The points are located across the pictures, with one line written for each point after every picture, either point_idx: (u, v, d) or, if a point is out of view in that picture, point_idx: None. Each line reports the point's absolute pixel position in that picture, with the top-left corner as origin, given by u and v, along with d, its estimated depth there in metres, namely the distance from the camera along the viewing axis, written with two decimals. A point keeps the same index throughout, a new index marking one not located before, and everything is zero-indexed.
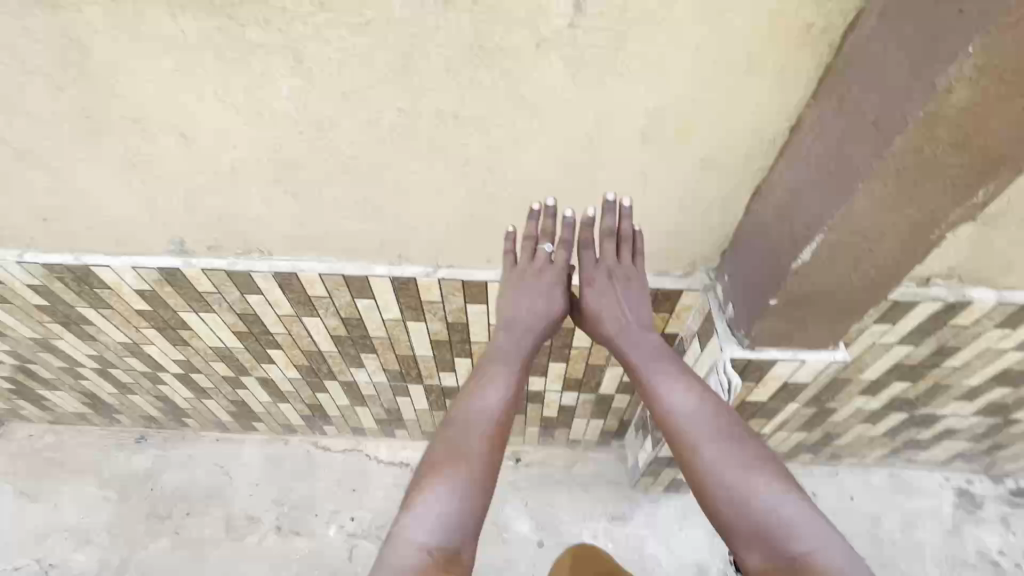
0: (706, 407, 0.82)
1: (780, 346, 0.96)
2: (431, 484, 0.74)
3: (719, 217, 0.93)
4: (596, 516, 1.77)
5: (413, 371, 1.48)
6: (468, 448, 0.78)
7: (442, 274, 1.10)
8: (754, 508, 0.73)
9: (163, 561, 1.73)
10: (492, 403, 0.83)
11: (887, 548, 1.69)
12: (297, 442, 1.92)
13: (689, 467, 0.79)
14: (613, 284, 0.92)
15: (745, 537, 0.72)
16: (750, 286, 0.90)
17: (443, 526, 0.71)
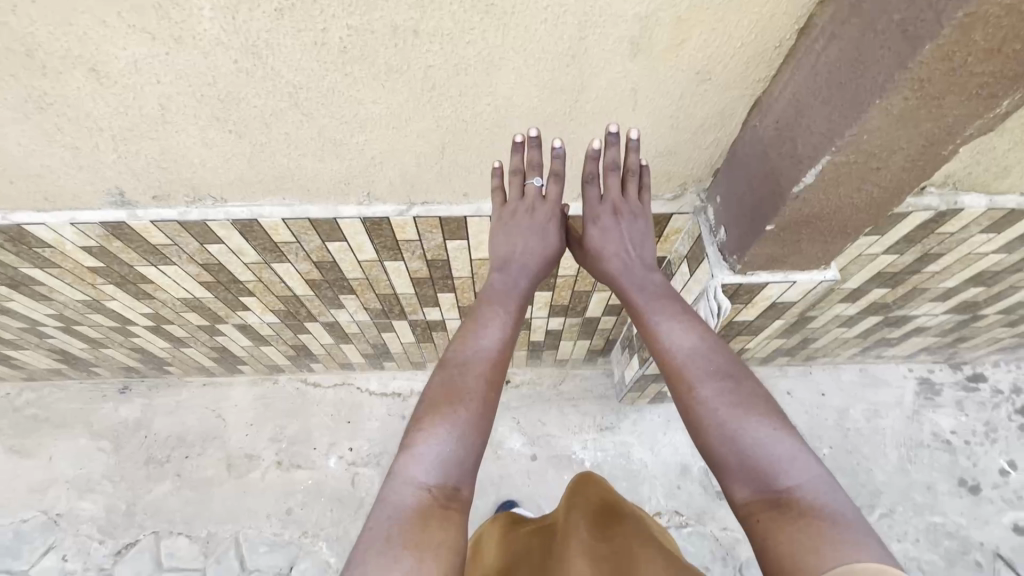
0: (702, 332, 0.72)
1: (772, 270, 0.94)
2: (429, 424, 0.69)
3: (714, 135, 0.85)
4: (585, 428, 1.85)
5: (396, 308, 1.44)
6: (464, 385, 0.72)
7: (417, 213, 1.02)
8: (748, 447, 0.62)
9: (168, 502, 1.74)
10: (491, 339, 0.76)
11: (853, 435, 1.82)
12: (286, 380, 1.93)
13: (676, 395, 0.70)
14: (616, 218, 0.83)
15: (732, 470, 0.63)
16: (747, 211, 0.85)
17: (444, 466, 0.67)
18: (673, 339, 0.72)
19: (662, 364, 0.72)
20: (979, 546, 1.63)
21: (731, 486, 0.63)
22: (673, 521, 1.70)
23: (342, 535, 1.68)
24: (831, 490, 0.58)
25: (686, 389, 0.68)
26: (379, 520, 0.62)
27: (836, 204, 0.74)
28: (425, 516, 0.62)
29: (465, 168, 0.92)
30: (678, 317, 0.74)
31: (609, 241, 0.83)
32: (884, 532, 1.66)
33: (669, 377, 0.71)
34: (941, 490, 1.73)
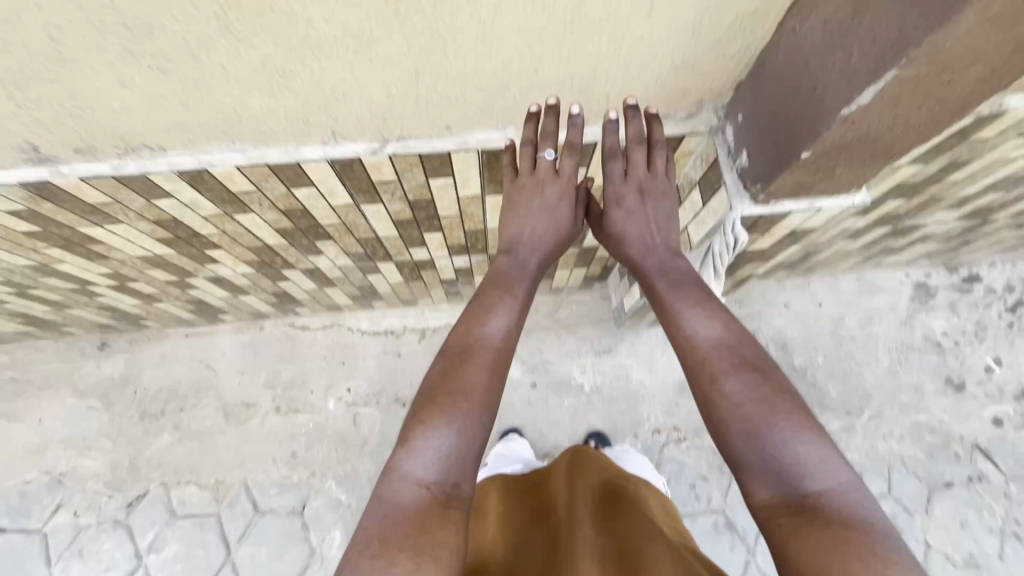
0: (725, 325, 0.72)
1: (797, 199, 0.84)
2: (430, 418, 0.66)
3: (742, 41, 0.71)
4: (583, 353, 1.83)
5: (380, 251, 1.33)
6: (469, 372, 0.69)
7: (392, 150, 0.88)
8: (775, 448, 0.63)
9: (171, 453, 1.73)
10: (501, 324, 0.75)
11: (847, 343, 1.83)
12: (273, 326, 1.85)
13: (697, 391, 0.71)
14: (637, 196, 0.82)
15: (755, 469, 0.64)
16: (778, 135, 0.73)
17: (443, 463, 0.64)
18: (695, 332, 0.72)
19: (683, 359, 0.73)
20: (959, 439, 1.72)
21: (751, 485, 0.65)
22: (672, 437, 1.74)
23: (350, 472, 1.71)
24: (851, 494, 0.59)
25: (708, 385, 0.69)
26: (374, 517, 0.61)
27: (888, 124, 0.63)
28: (423, 517, 0.61)
29: (445, 96, 0.77)
30: (700, 309, 0.74)
31: (628, 222, 0.82)
32: (871, 432, 1.73)
33: (690, 372, 0.72)
34: (927, 391, 1.77)
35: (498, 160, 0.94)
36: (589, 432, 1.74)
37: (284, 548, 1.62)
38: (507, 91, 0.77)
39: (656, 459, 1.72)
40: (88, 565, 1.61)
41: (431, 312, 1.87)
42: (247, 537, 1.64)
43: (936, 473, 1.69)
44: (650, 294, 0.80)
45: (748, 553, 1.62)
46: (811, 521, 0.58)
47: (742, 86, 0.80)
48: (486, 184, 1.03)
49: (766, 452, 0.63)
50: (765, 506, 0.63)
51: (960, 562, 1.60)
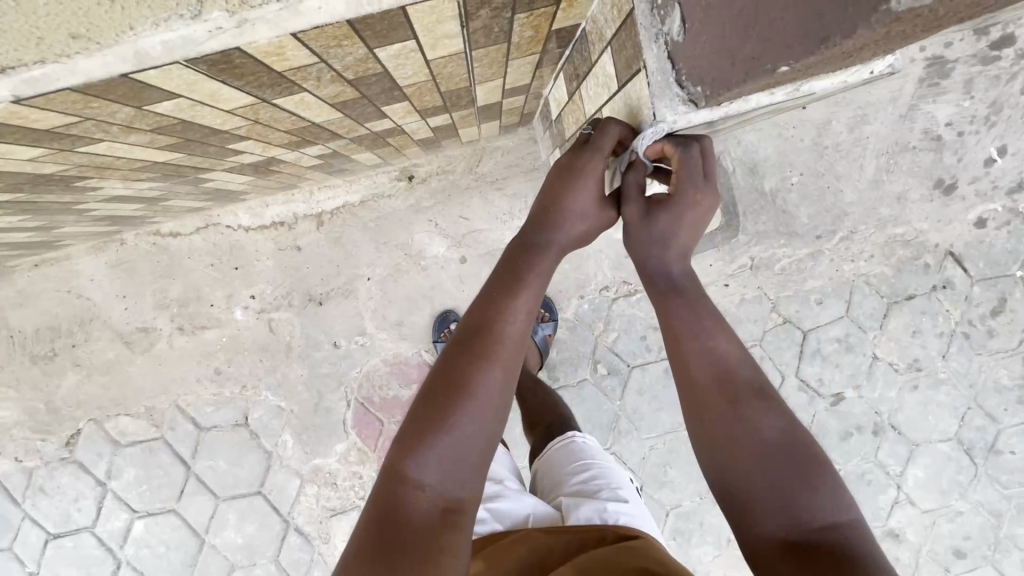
0: (732, 348, 0.67)
1: (769, 90, 0.57)
2: (433, 420, 0.62)
3: None
4: (516, 215, 1.52)
5: (186, 168, 0.93)
6: (473, 367, 0.65)
7: (11, 91, 0.45)
8: (775, 478, 0.59)
9: (86, 390, 1.60)
10: (518, 316, 0.68)
11: (829, 154, 1.51)
12: (135, 238, 1.52)
13: (696, 417, 0.65)
14: (690, 202, 0.68)
15: (758, 504, 0.59)
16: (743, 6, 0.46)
17: (445, 466, 0.61)
18: (705, 348, 0.66)
19: (685, 376, 0.66)
20: (933, 248, 1.56)
21: (754, 517, 0.59)
22: (622, 292, 1.57)
23: (283, 379, 1.59)
24: (853, 532, 0.56)
25: (717, 402, 0.64)
26: (373, 522, 0.58)
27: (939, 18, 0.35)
28: (422, 526, 0.57)
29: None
30: (707, 326, 0.67)
31: (671, 225, 0.69)
32: (839, 255, 1.57)
33: (686, 399, 0.66)
34: (913, 198, 1.53)
35: (234, 63, 0.51)
36: None
37: (240, 457, 1.62)
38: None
39: (605, 317, 1.59)
40: (56, 499, 1.63)
41: (322, 191, 1.50)
42: (199, 454, 1.62)
43: (901, 288, 1.58)
44: (659, 304, 0.71)
45: None
46: (816, 560, 0.53)
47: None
48: (250, 91, 0.59)
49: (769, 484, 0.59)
50: (767, 542, 0.58)
51: (903, 367, 1.62)
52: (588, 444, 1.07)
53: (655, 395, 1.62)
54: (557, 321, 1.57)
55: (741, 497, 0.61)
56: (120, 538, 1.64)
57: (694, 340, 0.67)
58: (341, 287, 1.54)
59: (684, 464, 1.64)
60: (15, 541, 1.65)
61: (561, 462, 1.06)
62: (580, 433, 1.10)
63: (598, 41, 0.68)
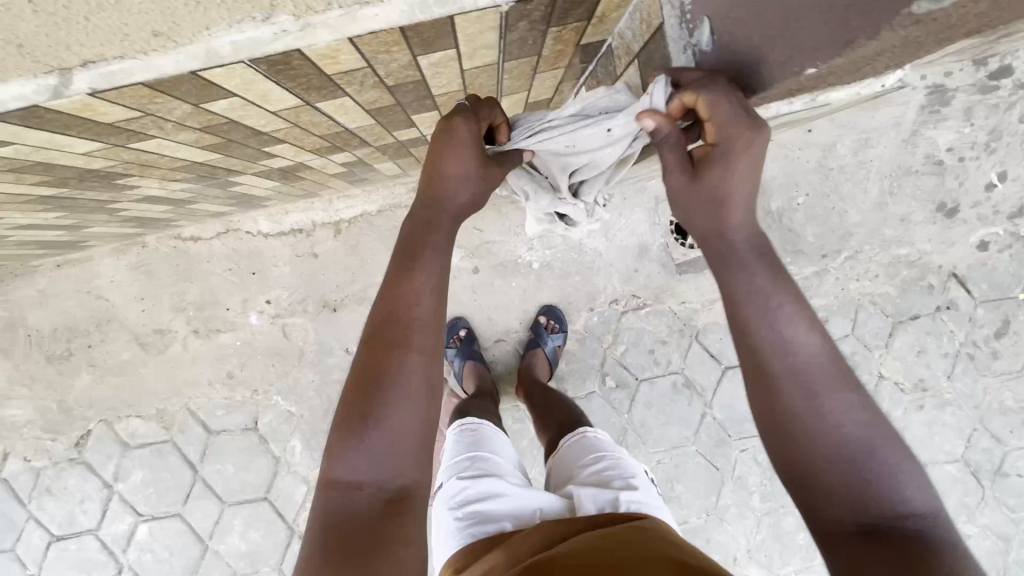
0: (810, 334, 0.62)
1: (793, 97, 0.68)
2: (365, 415, 0.64)
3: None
4: (529, 227, 1.55)
5: (219, 169, 0.97)
6: (389, 364, 0.66)
7: (90, 84, 0.49)
8: (853, 466, 0.57)
9: (99, 391, 1.61)
10: (425, 301, 0.69)
11: (834, 176, 1.55)
12: (156, 242, 1.55)
13: (768, 408, 0.62)
14: (736, 149, 0.61)
15: (833, 492, 0.57)
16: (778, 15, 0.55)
17: (379, 460, 0.63)
18: (782, 337, 0.61)
19: (757, 364, 0.62)
20: (936, 269, 1.59)
21: (819, 503, 0.58)
22: (631, 305, 1.60)
23: (294, 384, 1.60)
24: (931, 521, 0.55)
25: (793, 394, 0.60)
26: (320, 525, 0.62)
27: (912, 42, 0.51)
28: (363, 524, 0.61)
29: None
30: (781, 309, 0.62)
31: (722, 180, 0.63)
32: (845, 275, 1.60)
33: (757, 383, 0.62)
34: (915, 220, 1.57)
35: (291, 64, 0.54)
36: (541, 307, 1.60)
37: (249, 461, 1.62)
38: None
39: (615, 330, 1.61)
40: (63, 500, 1.63)
41: (341, 201, 1.53)
42: (208, 457, 1.62)
43: (906, 307, 1.61)
44: (725, 281, 0.65)
45: (705, 406, 1.62)
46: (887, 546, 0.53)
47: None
48: (298, 93, 0.63)
49: (846, 475, 0.57)
50: (842, 529, 0.56)
51: (909, 388, 1.63)
52: (600, 435, 1.09)
53: (663, 409, 1.62)
54: (567, 332, 1.59)
55: (812, 486, 0.58)
56: (123, 542, 1.63)
57: (770, 321, 0.62)
58: (355, 294, 1.56)
59: (690, 479, 1.64)
60: (18, 542, 1.64)
61: (572, 454, 1.08)
62: (589, 429, 1.12)
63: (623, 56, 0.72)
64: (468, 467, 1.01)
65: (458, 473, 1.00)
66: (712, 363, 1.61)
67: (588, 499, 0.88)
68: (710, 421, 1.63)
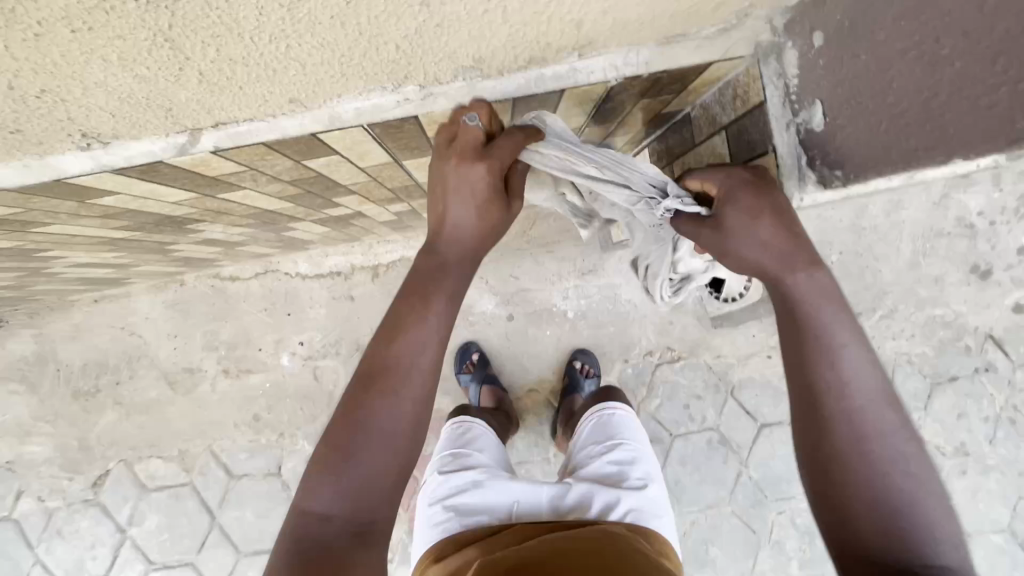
0: (871, 366, 0.52)
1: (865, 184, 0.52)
2: (337, 449, 0.54)
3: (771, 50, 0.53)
4: (564, 277, 1.56)
5: (283, 216, 0.98)
6: (368, 400, 0.55)
7: (215, 143, 0.51)
8: (906, 524, 0.47)
9: (123, 429, 1.58)
10: (423, 338, 0.56)
11: (867, 236, 1.56)
12: (195, 280, 1.56)
13: (814, 437, 0.52)
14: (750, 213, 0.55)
15: (876, 545, 0.47)
16: (916, 104, 0.43)
17: (349, 498, 0.53)
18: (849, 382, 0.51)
19: (810, 398, 0.52)
20: (973, 330, 1.58)
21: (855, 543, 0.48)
22: (665, 358, 1.58)
23: (322, 429, 1.57)
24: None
25: (846, 424, 0.50)
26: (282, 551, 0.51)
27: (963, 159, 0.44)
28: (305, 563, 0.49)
29: (240, 44, 0.37)
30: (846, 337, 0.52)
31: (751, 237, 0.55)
32: (880, 333, 1.59)
33: (803, 417, 0.53)
34: (950, 281, 1.57)
35: (401, 129, 0.56)
36: (576, 349, 1.57)
37: (268, 507, 1.57)
38: (353, 13, 0.36)
39: (649, 383, 1.58)
40: (73, 544, 1.57)
41: (380, 245, 1.54)
42: (228, 501, 1.57)
43: (943, 369, 1.59)
44: (775, 293, 0.55)
45: (741, 464, 1.58)
46: None
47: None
48: (393, 152, 0.65)
49: (893, 532, 0.47)
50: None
51: (951, 451, 1.59)
52: (622, 420, 1.05)
53: (698, 467, 1.58)
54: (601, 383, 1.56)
55: (851, 533, 0.48)
56: None
57: (832, 355, 0.52)
58: None
59: (726, 542, 1.58)
60: None
61: (589, 437, 1.06)
62: (611, 405, 1.09)
63: (707, 123, 0.70)
64: (449, 461, 0.98)
65: (440, 467, 0.98)
66: (748, 420, 1.57)
67: (575, 493, 0.88)
68: (746, 481, 1.58)
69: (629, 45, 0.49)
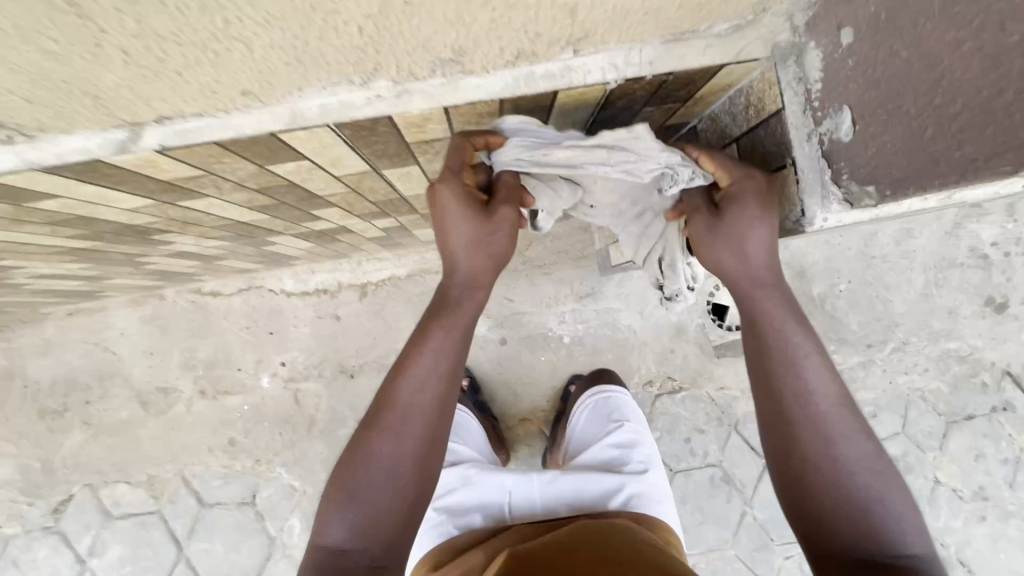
0: (830, 380, 0.53)
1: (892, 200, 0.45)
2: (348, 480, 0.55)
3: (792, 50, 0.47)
4: (561, 300, 1.49)
5: (260, 229, 0.92)
6: (371, 436, 0.56)
7: (161, 141, 0.45)
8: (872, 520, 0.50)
9: (90, 452, 1.49)
10: (423, 376, 0.57)
11: (877, 264, 1.50)
12: (174, 295, 1.49)
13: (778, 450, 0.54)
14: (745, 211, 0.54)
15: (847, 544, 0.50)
16: (973, 101, 0.37)
17: (361, 528, 0.54)
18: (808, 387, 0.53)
19: (777, 412, 0.54)
20: (989, 366, 1.50)
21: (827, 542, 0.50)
22: (666, 388, 1.50)
23: (301, 456, 1.48)
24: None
25: (806, 433, 0.52)
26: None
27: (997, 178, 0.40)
28: None
29: (165, 13, 0.30)
30: (801, 352, 0.54)
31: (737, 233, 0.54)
32: (892, 367, 1.51)
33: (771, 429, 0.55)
34: (964, 314, 1.50)
35: (376, 131, 0.51)
36: (573, 376, 1.48)
37: (240, 540, 1.47)
38: None
39: (648, 414, 1.50)
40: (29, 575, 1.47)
41: (370, 263, 1.47)
42: (197, 532, 1.47)
43: (958, 406, 1.51)
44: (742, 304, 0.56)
45: (745, 504, 1.48)
46: None
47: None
48: (370, 159, 0.59)
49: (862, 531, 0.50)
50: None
51: (968, 495, 1.50)
52: (619, 404, 1.04)
53: (699, 506, 1.49)
54: None
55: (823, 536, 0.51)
56: None
57: (791, 367, 0.54)
58: (375, 360, 1.47)
59: None
60: None
61: (588, 427, 1.05)
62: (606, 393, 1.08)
63: (717, 136, 0.64)
64: None
65: None
66: (753, 456, 1.48)
67: (571, 484, 0.87)
68: (751, 522, 1.48)
69: (631, 41, 0.43)
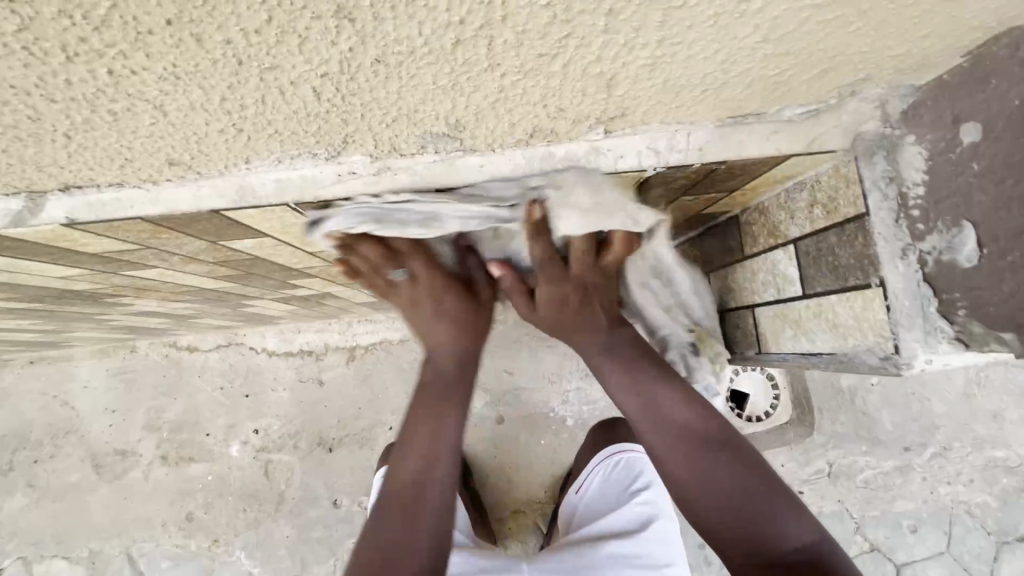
0: (668, 389, 0.53)
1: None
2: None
3: (887, 138, 0.35)
4: (565, 377, 1.36)
5: (233, 294, 0.81)
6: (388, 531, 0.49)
7: (69, 215, 0.35)
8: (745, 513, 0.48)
9: (30, 518, 1.34)
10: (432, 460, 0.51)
11: None
12: (147, 347, 1.37)
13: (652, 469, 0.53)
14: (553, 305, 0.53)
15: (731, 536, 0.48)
16: None
17: None
18: (648, 406, 0.52)
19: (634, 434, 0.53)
20: None
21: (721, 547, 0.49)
22: None
23: (264, 538, 1.31)
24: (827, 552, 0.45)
25: (675, 460, 0.50)
26: None
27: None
28: None
29: (13, 58, 0.21)
30: (640, 373, 0.53)
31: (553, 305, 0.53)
32: (933, 474, 1.34)
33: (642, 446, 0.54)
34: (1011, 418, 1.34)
35: None
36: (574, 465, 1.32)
37: None
38: (219, 22, 0.20)
39: None
40: None
41: (361, 324, 1.36)
42: None
43: (1010, 525, 1.35)
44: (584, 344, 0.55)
45: None
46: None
47: (990, 57, 0.29)
48: None
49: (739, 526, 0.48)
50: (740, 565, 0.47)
51: None
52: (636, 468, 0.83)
53: None
54: None
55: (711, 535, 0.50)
56: None
57: (627, 390, 0.53)
58: (357, 433, 1.33)
59: None
60: None
61: (599, 491, 0.84)
62: (619, 448, 0.87)
63: (766, 234, 0.52)
64: None
65: None
66: None
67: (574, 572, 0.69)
68: None
69: (677, 121, 0.34)
